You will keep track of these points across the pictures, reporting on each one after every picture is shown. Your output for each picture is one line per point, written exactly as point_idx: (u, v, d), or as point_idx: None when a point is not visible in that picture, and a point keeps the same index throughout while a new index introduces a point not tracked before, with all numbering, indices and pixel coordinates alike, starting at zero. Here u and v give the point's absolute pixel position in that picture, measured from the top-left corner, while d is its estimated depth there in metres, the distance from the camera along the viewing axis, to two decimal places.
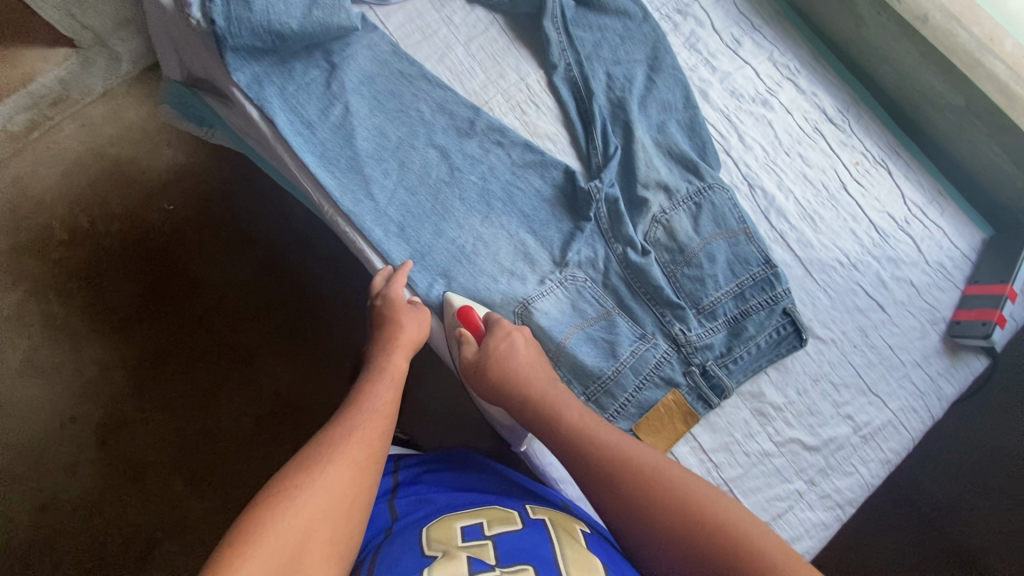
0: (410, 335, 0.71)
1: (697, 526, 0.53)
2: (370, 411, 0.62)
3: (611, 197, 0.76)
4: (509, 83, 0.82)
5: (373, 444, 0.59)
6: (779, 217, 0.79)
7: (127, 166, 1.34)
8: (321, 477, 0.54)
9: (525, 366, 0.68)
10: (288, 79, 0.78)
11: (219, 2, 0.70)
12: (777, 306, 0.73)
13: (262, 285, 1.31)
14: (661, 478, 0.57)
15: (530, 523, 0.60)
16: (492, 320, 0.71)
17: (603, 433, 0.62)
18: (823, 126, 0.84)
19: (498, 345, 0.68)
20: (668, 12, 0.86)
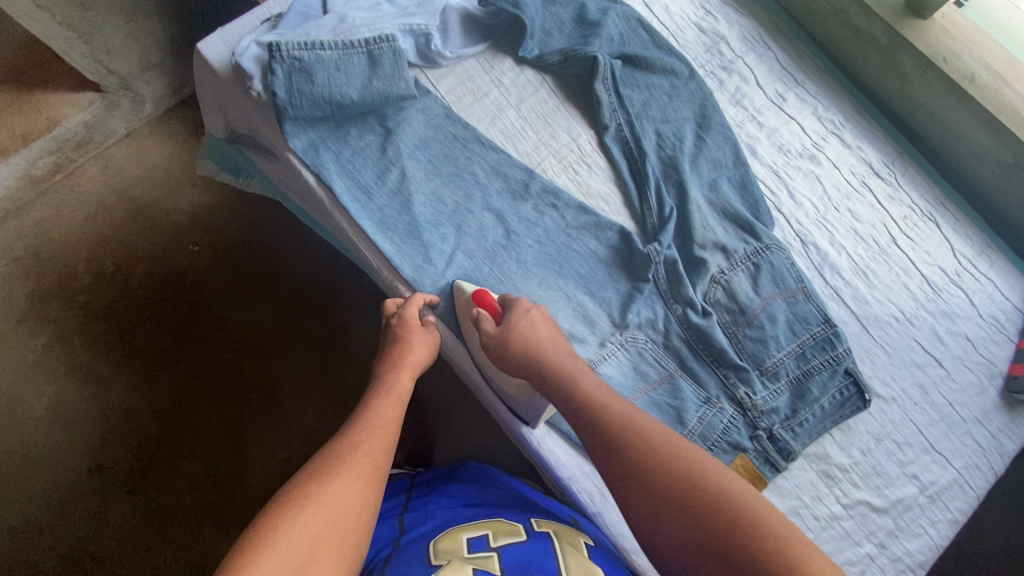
0: (419, 353, 0.72)
1: (699, 491, 0.55)
2: (376, 426, 0.64)
3: (670, 259, 0.76)
4: (561, 144, 0.83)
5: (378, 459, 0.61)
6: (834, 273, 0.80)
7: (150, 207, 1.39)
8: (326, 490, 0.56)
9: (541, 340, 0.69)
10: (345, 145, 0.79)
11: (280, 75, 0.70)
12: (840, 365, 0.73)
13: (289, 324, 1.32)
14: (668, 448, 0.59)
15: (534, 534, 0.65)
16: (510, 300, 0.73)
17: (614, 402, 0.64)
18: (870, 180, 0.84)
19: (519, 320, 0.70)
20: (713, 69, 0.87)
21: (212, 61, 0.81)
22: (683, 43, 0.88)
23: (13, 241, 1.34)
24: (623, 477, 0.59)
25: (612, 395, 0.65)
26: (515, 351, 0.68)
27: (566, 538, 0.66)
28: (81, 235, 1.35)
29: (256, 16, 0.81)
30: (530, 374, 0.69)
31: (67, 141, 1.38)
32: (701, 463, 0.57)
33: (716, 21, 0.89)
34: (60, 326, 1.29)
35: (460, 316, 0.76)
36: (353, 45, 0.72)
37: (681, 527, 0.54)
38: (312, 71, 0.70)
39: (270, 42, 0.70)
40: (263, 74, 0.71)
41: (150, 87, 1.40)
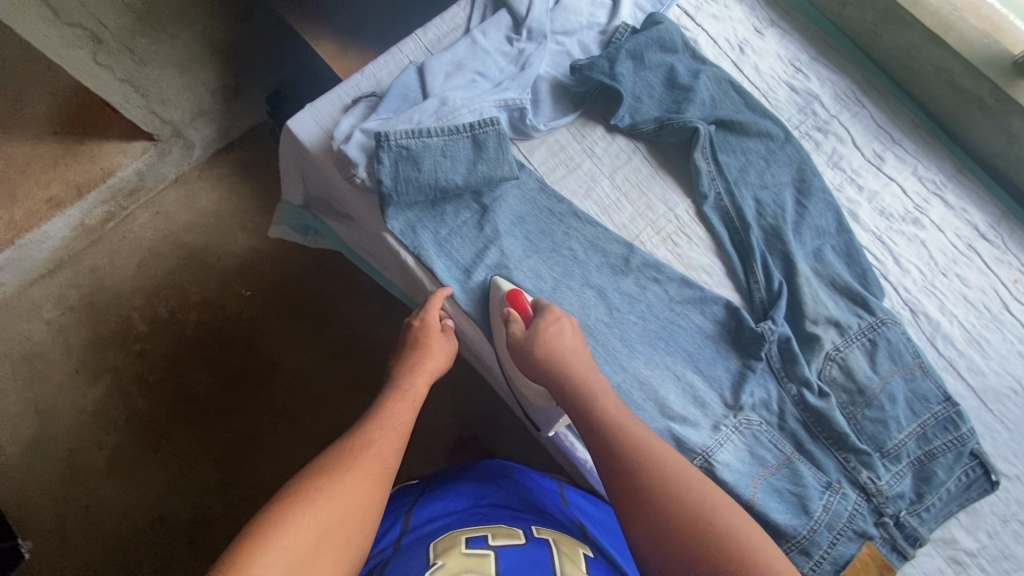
0: (435, 362, 0.76)
1: (705, 525, 0.55)
2: (388, 428, 0.66)
3: (784, 337, 0.74)
4: (658, 215, 0.81)
5: (387, 459, 0.63)
6: (947, 343, 0.77)
7: (202, 253, 1.38)
8: (337, 484, 0.57)
9: (565, 352, 0.69)
10: (442, 222, 0.77)
11: (387, 164, 0.69)
12: (965, 448, 0.71)
13: (342, 370, 1.31)
14: (678, 477, 0.59)
15: (533, 540, 0.63)
16: (543, 305, 0.73)
17: (630, 423, 0.64)
18: (976, 243, 0.82)
19: (548, 326, 0.70)
20: (808, 130, 0.85)
21: (303, 139, 0.79)
22: (775, 103, 0.86)
23: (67, 289, 1.33)
24: (626, 498, 0.59)
25: (628, 415, 0.65)
26: (539, 355, 0.68)
27: (565, 546, 0.64)
28: (132, 283, 1.35)
29: (345, 91, 0.81)
30: (552, 382, 0.69)
31: (120, 190, 1.36)
32: (712, 499, 0.57)
33: (808, 79, 0.88)
34: (116, 375, 1.28)
35: (490, 313, 0.76)
36: (457, 131, 0.72)
37: (677, 560, 0.54)
38: (417, 159, 0.70)
39: (377, 132, 0.69)
40: (368, 161, 0.71)
41: (200, 133, 1.39)
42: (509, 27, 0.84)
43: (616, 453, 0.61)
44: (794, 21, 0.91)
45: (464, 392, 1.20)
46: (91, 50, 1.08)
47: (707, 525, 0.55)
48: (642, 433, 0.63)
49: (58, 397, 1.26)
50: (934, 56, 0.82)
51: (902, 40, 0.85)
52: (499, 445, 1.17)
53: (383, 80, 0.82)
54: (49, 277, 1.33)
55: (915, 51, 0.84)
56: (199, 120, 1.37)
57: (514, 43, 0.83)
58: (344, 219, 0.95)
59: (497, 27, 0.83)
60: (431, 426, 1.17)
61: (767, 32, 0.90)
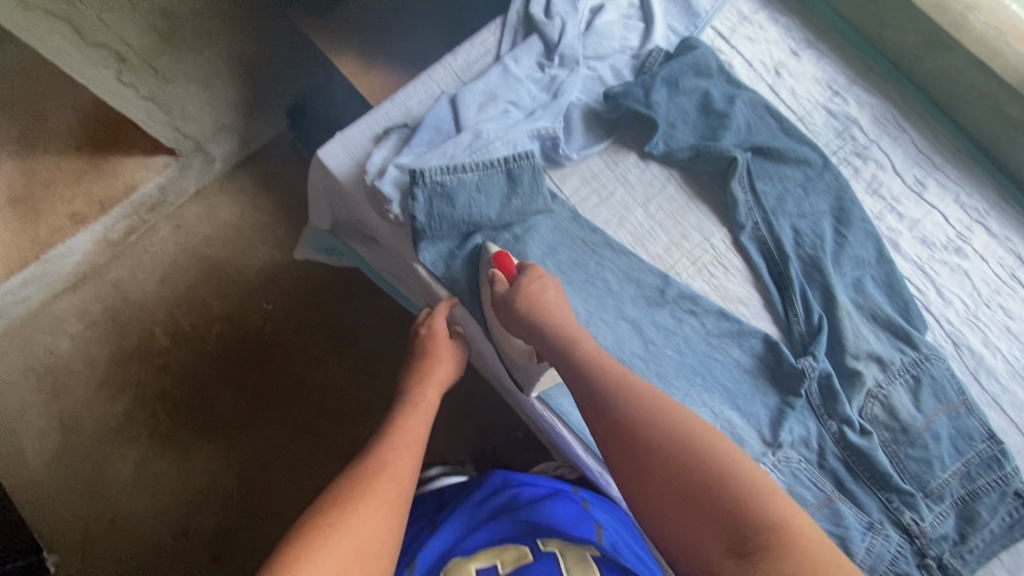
0: (444, 370, 0.77)
1: (687, 448, 0.53)
2: (401, 447, 0.65)
3: (825, 374, 0.72)
4: (693, 244, 0.79)
5: (402, 482, 0.61)
6: (991, 378, 0.75)
7: (223, 267, 1.38)
8: (354, 515, 0.55)
9: (539, 304, 0.67)
10: (472, 250, 0.75)
11: (422, 200, 0.70)
12: (1010, 487, 0.69)
13: (363, 384, 1.30)
14: (658, 415, 0.56)
15: (540, 556, 0.63)
16: (527, 265, 0.71)
17: (612, 367, 0.61)
18: (1020, 273, 0.80)
19: (530, 283, 0.68)
20: (846, 156, 0.83)
21: (334, 169, 0.78)
22: (812, 128, 0.85)
23: (90, 303, 1.33)
24: (609, 436, 0.57)
25: (604, 361, 0.62)
26: (519, 309, 0.66)
27: (572, 558, 0.63)
28: (154, 298, 1.34)
29: (375, 119, 0.80)
30: (534, 334, 0.66)
31: (142, 205, 1.37)
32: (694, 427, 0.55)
33: (845, 103, 0.86)
34: (139, 389, 1.29)
35: (480, 277, 0.74)
36: (492, 165, 0.72)
37: (656, 476, 0.53)
38: (451, 192, 0.71)
39: (412, 168, 0.70)
40: (402, 198, 0.71)
41: (220, 147, 1.38)
42: (541, 52, 0.83)
43: (594, 399, 0.59)
44: (831, 42, 0.89)
45: (486, 411, 1.19)
46: (116, 70, 1.08)
47: (686, 456, 0.53)
48: (619, 376, 0.60)
49: (83, 411, 1.27)
50: (977, 80, 0.81)
51: (944, 64, 0.83)
52: (522, 466, 1.15)
53: (413, 108, 0.81)
54: (72, 291, 1.33)
55: (958, 75, 0.82)
56: (220, 135, 1.36)
57: (546, 69, 0.81)
58: (371, 243, 0.94)
59: (529, 53, 0.82)
60: (452, 446, 1.16)
61: (803, 54, 0.88)
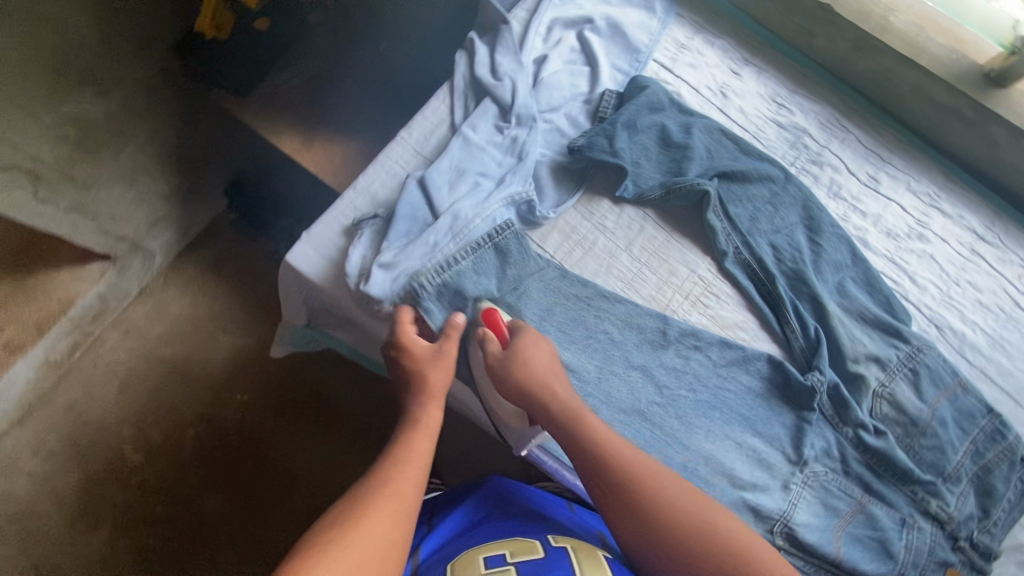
0: (439, 381, 0.67)
1: (700, 538, 0.59)
2: (405, 461, 0.62)
3: (833, 386, 0.74)
4: (682, 279, 0.80)
5: (407, 497, 0.59)
6: (975, 352, 0.80)
7: (185, 365, 1.23)
8: (354, 530, 0.53)
9: (536, 378, 0.66)
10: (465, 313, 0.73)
11: (433, 308, 0.70)
12: (1017, 456, 0.74)
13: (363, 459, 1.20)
14: (663, 495, 0.62)
15: (552, 550, 0.63)
16: (518, 325, 0.70)
17: (619, 448, 0.64)
18: (978, 246, 0.85)
19: (525, 350, 0.67)
20: (804, 165, 0.87)
21: (308, 273, 0.73)
22: (767, 143, 0.87)
23: (45, 436, 1.16)
24: (627, 523, 0.62)
25: (613, 436, 0.65)
26: (519, 382, 0.66)
27: (585, 554, 0.64)
28: (117, 416, 1.19)
29: (340, 213, 0.76)
30: (528, 402, 0.67)
31: (82, 317, 1.21)
32: (701, 510, 0.61)
33: (792, 113, 0.89)
34: (118, 517, 1.13)
35: (469, 336, 0.73)
36: (478, 244, 0.71)
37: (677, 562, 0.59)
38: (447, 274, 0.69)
39: (408, 276, 0.69)
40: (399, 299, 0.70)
41: (159, 241, 1.24)
42: (497, 114, 0.81)
43: (601, 477, 0.63)
44: (765, 57, 0.92)
45: None
46: (30, 189, 0.95)
47: (680, 522, 0.60)
48: (624, 453, 0.64)
49: (58, 556, 1.10)
50: (907, 76, 0.86)
51: (875, 65, 0.87)
52: None
53: (378, 192, 0.77)
54: (20, 426, 1.16)
55: (889, 74, 0.87)
56: (158, 227, 1.23)
57: (505, 131, 0.80)
58: (354, 329, 0.88)
59: (484, 118, 0.80)
60: None
61: (743, 73, 0.91)
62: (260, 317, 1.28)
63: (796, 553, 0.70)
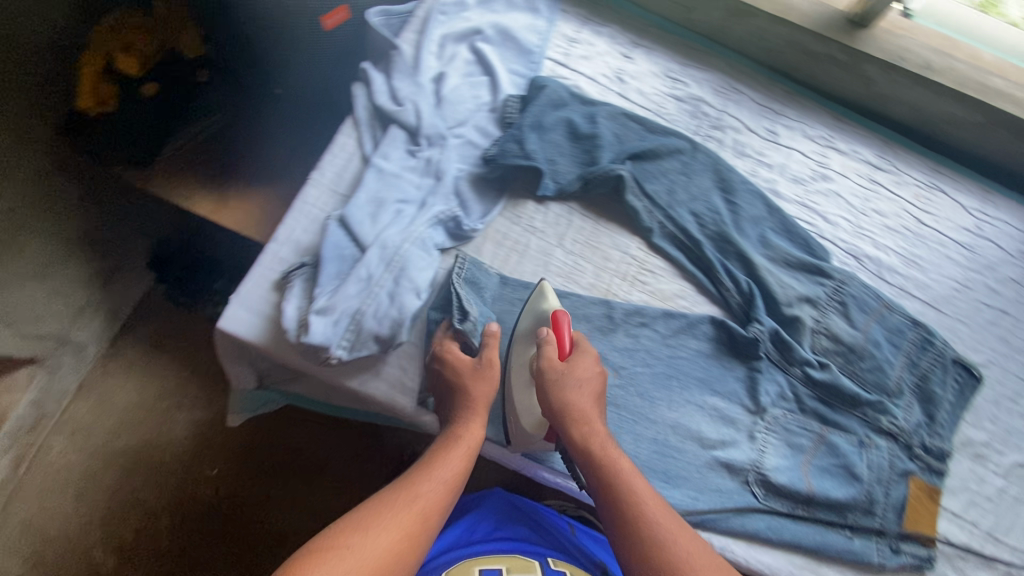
0: (483, 399, 0.69)
1: None
2: (435, 476, 0.63)
3: (773, 332, 0.78)
4: (617, 262, 0.83)
5: (429, 511, 0.60)
6: (892, 273, 0.86)
7: (143, 452, 1.17)
8: (371, 535, 0.56)
9: (584, 406, 0.68)
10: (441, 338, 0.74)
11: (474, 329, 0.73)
12: (947, 359, 0.80)
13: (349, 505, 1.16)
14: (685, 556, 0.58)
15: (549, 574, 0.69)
16: (579, 342, 0.73)
17: (644, 492, 0.63)
18: (876, 175, 0.92)
19: (581, 371, 0.70)
20: (707, 131, 0.91)
21: (245, 336, 0.71)
22: (670, 118, 0.91)
23: (5, 560, 1.08)
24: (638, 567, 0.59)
25: (646, 488, 0.64)
26: (568, 396, 0.68)
27: None
28: (81, 522, 1.11)
29: (266, 267, 0.74)
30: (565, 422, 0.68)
31: (21, 428, 1.11)
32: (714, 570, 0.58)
33: (687, 85, 0.93)
34: None
35: (520, 343, 0.75)
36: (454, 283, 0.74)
37: None
38: (399, 300, 0.69)
39: (355, 312, 0.68)
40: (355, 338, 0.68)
41: (87, 331, 1.17)
42: (406, 139, 0.81)
43: (626, 522, 0.61)
44: (652, 36, 0.96)
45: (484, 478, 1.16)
46: None
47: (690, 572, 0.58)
48: (654, 504, 0.63)
49: None
50: (781, 32, 0.91)
51: (751, 26, 0.93)
52: None
53: (301, 239, 0.76)
54: None
55: (765, 33, 0.93)
56: (84, 317, 1.16)
57: (417, 154, 0.80)
58: (309, 380, 0.86)
59: (395, 145, 0.80)
60: None
61: (634, 55, 0.94)
62: (214, 386, 1.23)
63: (773, 497, 0.73)
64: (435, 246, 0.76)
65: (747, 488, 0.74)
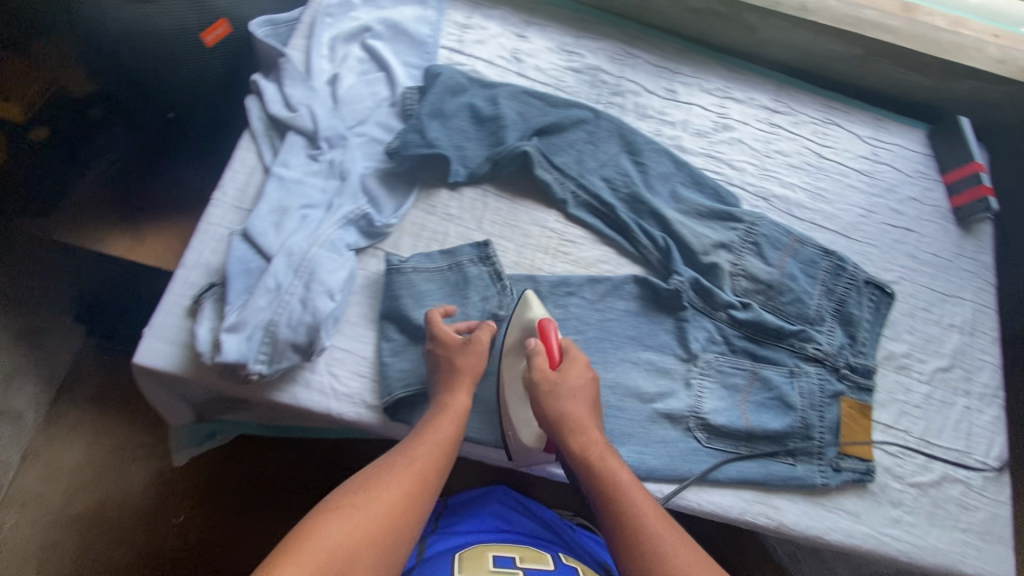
0: (470, 369, 0.70)
1: None
2: (429, 439, 0.63)
3: (693, 280, 0.81)
4: (538, 237, 0.84)
5: (426, 474, 0.61)
6: (801, 208, 0.89)
7: (99, 514, 1.03)
8: (369, 500, 0.56)
9: (579, 415, 0.67)
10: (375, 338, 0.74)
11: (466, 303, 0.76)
12: (859, 280, 0.84)
13: None
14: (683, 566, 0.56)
15: (561, 566, 0.67)
16: (567, 348, 0.72)
17: (646, 503, 0.61)
18: (774, 118, 0.95)
19: (572, 378, 0.69)
20: (609, 98, 0.93)
21: (163, 367, 0.69)
22: (571, 90, 0.93)
23: None
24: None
25: (647, 499, 0.62)
26: (559, 406, 0.67)
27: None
28: None
29: (178, 294, 0.72)
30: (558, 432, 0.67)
31: None
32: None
33: (583, 56, 0.95)
34: None
35: (511, 357, 0.74)
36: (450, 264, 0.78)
37: None
38: (313, 305, 0.68)
39: (269, 324, 0.66)
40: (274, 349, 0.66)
41: (20, 396, 1.06)
42: (306, 144, 0.80)
43: (624, 535, 0.59)
44: (543, 14, 0.98)
45: None
46: None
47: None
48: (656, 515, 0.60)
49: None
50: None
51: None
52: None
53: (210, 261, 0.74)
54: None
55: None
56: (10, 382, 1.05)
57: (319, 157, 0.79)
58: (248, 406, 0.83)
59: (295, 152, 0.79)
60: None
61: (528, 34, 0.95)
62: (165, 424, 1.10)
63: (716, 439, 0.75)
64: (347, 247, 0.75)
65: (690, 435, 0.75)
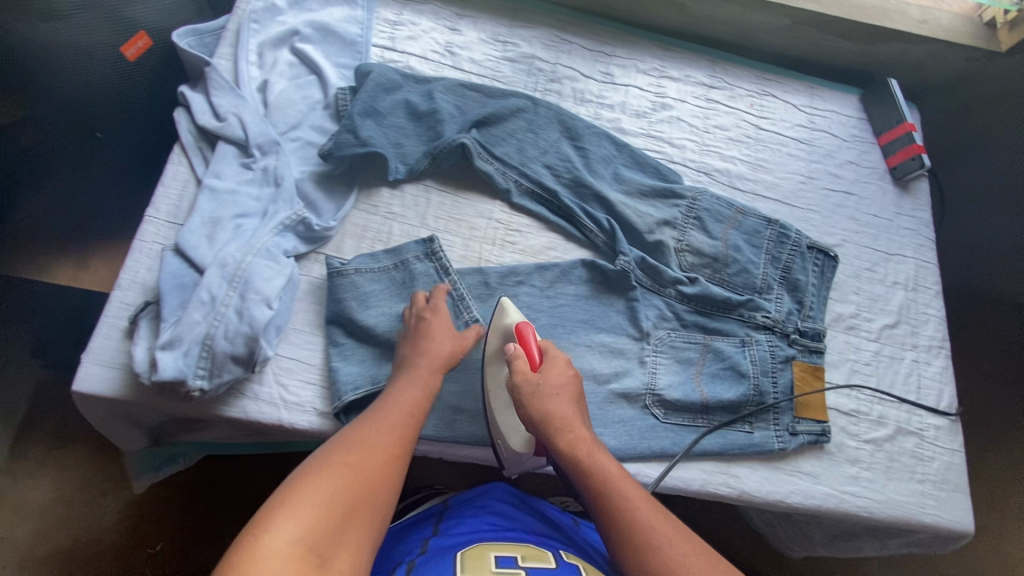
0: (445, 341, 0.71)
1: None
2: (403, 402, 0.64)
3: (639, 258, 0.81)
4: (483, 228, 0.83)
5: (404, 435, 0.61)
6: (742, 180, 0.91)
7: (63, 550, 0.99)
8: (355, 459, 0.56)
9: (565, 414, 0.67)
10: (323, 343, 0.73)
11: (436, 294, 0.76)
12: (803, 246, 0.85)
13: None
14: (680, 556, 0.56)
15: (563, 564, 0.62)
16: (546, 350, 0.72)
17: (638, 496, 0.61)
18: (711, 94, 0.96)
19: (552, 376, 0.69)
20: (546, 86, 0.93)
21: (102, 393, 0.67)
22: (508, 80, 0.93)
23: None
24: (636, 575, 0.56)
25: (639, 493, 0.61)
26: (544, 404, 0.67)
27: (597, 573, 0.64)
28: None
29: (113, 315, 0.70)
30: (543, 431, 0.67)
31: None
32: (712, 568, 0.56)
33: (517, 46, 0.95)
34: None
35: (492, 363, 0.73)
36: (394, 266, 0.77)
37: None
38: (250, 315, 0.67)
39: (206, 338, 0.65)
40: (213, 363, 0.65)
41: None
42: (238, 153, 0.79)
43: (619, 531, 0.59)
44: (474, 6, 0.97)
45: None
46: None
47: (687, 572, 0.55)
48: (650, 509, 0.60)
49: None
50: None
51: None
52: None
53: (147, 279, 0.72)
54: None
55: None
56: None
57: (252, 165, 0.78)
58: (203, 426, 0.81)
59: (227, 161, 0.78)
60: None
61: (460, 27, 0.95)
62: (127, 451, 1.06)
63: (674, 414, 0.76)
64: (285, 253, 0.73)
65: (648, 412, 0.76)
